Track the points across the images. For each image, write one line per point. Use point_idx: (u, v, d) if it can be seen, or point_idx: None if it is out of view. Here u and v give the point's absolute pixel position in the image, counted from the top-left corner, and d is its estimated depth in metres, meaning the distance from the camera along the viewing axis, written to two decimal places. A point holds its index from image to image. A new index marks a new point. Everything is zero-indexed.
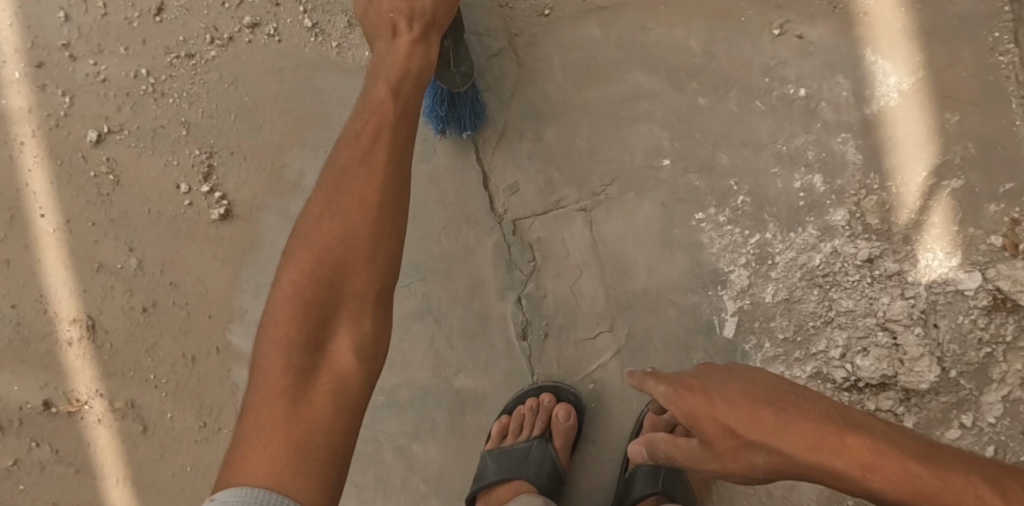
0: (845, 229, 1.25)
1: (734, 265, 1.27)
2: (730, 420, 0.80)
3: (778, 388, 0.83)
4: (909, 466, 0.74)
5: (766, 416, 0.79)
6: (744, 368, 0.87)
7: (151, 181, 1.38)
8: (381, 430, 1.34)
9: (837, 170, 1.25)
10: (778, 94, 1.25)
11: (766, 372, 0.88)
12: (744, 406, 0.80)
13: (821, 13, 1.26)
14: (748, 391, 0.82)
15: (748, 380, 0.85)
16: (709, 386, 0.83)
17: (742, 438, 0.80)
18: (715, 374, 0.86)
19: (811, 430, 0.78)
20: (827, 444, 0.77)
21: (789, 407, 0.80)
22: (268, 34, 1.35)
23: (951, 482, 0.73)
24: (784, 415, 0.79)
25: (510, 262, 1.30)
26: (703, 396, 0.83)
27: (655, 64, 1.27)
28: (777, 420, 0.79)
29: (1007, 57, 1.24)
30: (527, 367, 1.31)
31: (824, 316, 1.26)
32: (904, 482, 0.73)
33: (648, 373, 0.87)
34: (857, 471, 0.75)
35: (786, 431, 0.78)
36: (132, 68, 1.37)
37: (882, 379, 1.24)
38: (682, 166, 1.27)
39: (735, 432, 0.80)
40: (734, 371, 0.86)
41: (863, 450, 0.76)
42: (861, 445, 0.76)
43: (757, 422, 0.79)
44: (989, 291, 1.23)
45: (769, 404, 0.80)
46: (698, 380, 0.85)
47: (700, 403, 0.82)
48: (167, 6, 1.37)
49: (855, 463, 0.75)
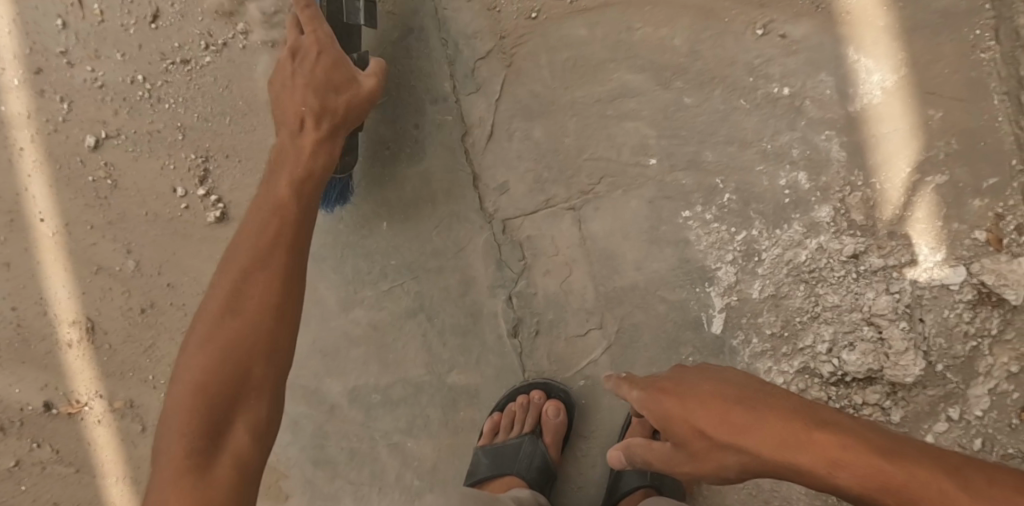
0: (830, 225, 1.27)
1: (721, 262, 1.29)
2: (702, 422, 0.88)
3: (748, 389, 0.90)
4: (874, 461, 0.80)
5: (734, 417, 0.87)
6: (717, 369, 0.95)
7: (148, 184, 1.40)
8: (376, 427, 1.37)
9: (821, 167, 1.27)
10: (763, 93, 1.26)
11: (740, 373, 0.95)
12: (713, 407, 0.88)
13: (804, 12, 1.26)
14: (718, 393, 0.90)
15: (721, 384, 0.92)
16: (680, 390, 0.92)
17: (713, 439, 0.87)
18: (689, 379, 0.94)
19: (780, 429, 0.84)
20: (795, 442, 0.83)
21: (757, 407, 0.87)
22: (263, 40, 1.37)
23: (914, 475, 0.78)
24: (752, 416, 0.86)
25: (500, 260, 1.32)
26: (676, 398, 0.91)
27: (639, 64, 1.27)
28: (745, 420, 0.86)
29: (988, 55, 1.25)
30: (518, 364, 1.33)
31: (811, 311, 1.28)
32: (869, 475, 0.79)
33: (624, 379, 0.97)
34: (825, 466, 0.81)
35: (755, 429, 0.85)
36: (128, 73, 1.39)
37: (868, 374, 1.26)
38: (669, 164, 1.28)
39: (707, 433, 0.88)
40: (708, 375, 0.94)
41: (829, 446, 0.82)
42: (829, 443, 0.82)
43: (725, 423, 0.87)
44: (974, 285, 1.26)
45: (738, 406, 0.88)
46: (673, 385, 0.93)
47: (673, 403, 0.91)
48: (162, 12, 1.38)
49: (822, 458, 0.81)
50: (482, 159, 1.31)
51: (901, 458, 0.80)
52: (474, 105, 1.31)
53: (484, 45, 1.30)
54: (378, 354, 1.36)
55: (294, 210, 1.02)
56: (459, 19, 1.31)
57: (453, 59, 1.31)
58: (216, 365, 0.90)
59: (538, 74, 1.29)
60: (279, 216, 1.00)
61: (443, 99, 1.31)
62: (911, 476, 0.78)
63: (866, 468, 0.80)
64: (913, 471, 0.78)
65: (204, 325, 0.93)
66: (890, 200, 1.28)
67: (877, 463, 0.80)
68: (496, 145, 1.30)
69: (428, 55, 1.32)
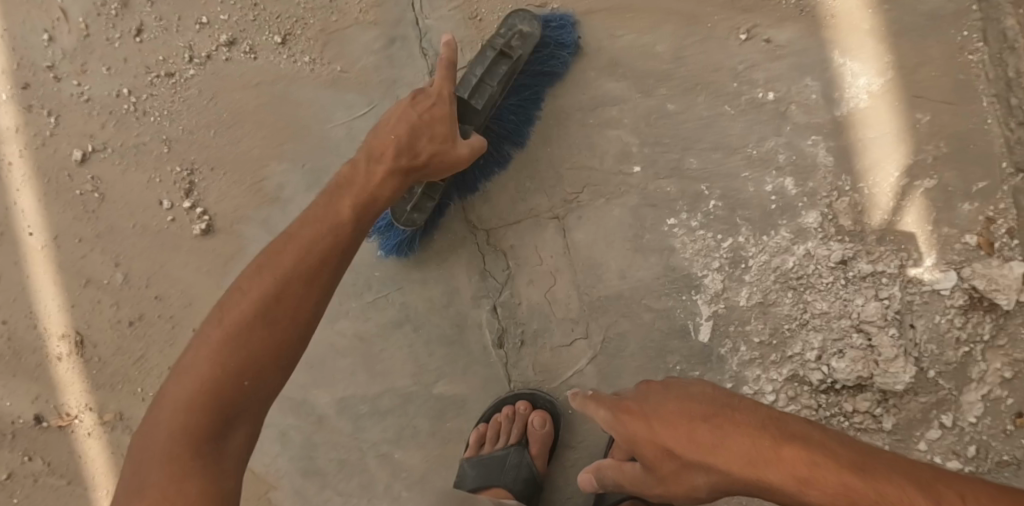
0: (817, 231, 1.26)
1: (708, 270, 1.28)
2: (668, 442, 0.88)
3: (718, 404, 0.89)
4: (842, 477, 0.77)
5: (700, 435, 0.86)
6: (681, 382, 0.94)
7: (135, 197, 1.40)
8: (365, 438, 1.36)
9: (808, 172, 1.26)
10: (748, 98, 1.25)
11: (705, 383, 0.94)
12: (678, 424, 0.87)
13: (788, 16, 1.24)
14: (685, 409, 0.89)
15: (687, 398, 0.90)
16: (647, 407, 0.91)
17: (681, 458, 0.87)
18: (658, 394, 0.92)
19: (747, 447, 0.82)
20: (762, 459, 0.81)
21: (724, 424, 0.86)
22: (245, 52, 1.36)
23: (887, 494, 0.75)
24: (719, 433, 0.85)
25: (484, 270, 1.31)
26: (643, 416, 0.90)
27: (623, 71, 1.26)
28: (710, 438, 0.85)
29: (976, 56, 1.24)
30: (504, 374, 1.32)
31: (800, 318, 1.26)
32: (838, 492, 0.77)
33: (590, 397, 0.95)
34: (792, 483, 0.79)
35: (722, 448, 0.84)
36: (114, 87, 1.39)
37: (858, 381, 1.24)
38: (653, 172, 1.27)
39: (675, 452, 0.87)
40: (673, 390, 0.92)
41: (797, 464, 0.80)
42: (797, 459, 0.80)
43: (693, 442, 0.86)
44: (965, 290, 1.24)
45: (704, 423, 0.86)
46: (638, 402, 0.92)
47: (639, 421, 0.90)
48: (147, 26, 1.38)
49: (788, 476, 0.79)
50: (465, 170, 1.31)
51: (870, 473, 0.77)
52: None
53: (465, 55, 1.30)
54: (364, 364, 1.36)
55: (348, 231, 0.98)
56: (442, 28, 1.32)
57: (434, 69, 1.31)
58: (213, 369, 0.87)
59: (520, 82, 1.29)
60: (352, 197, 1.01)
61: None
62: (881, 492, 0.75)
63: (834, 484, 0.77)
64: (881, 487, 0.76)
65: (231, 312, 0.90)
66: (879, 205, 1.26)
67: (845, 479, 0.77)
68: (480, 155, 1.30)
69: (411, 65, 1.32)
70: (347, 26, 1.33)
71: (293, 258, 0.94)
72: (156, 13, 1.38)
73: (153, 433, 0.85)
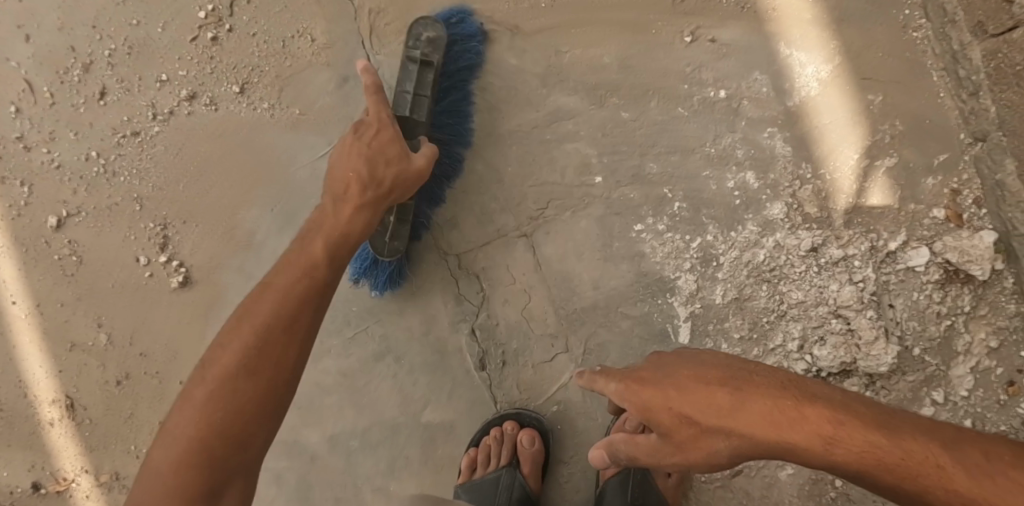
0: (784, 221, 1.26)
1: (680, 271, 1.28)
2: (683, 408, 0.83)
3: (729, 370, 0.85)
4: (871, 440, 0.78)
5: (718, 398, 0.82)
6: (690, 350, 0.89)
7: (112, 257, 1.42)
8: (359, 473, 1.36)
9: (767, 164, 1.26)
10: (700, 98, 1.27)
11: (710, 348, 0.90)
12: (692, 390, 0.83)
13: (730, 14, 1.26)
14: (701, 382, 0.84)
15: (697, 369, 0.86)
16: (662, 381, 0.85)
17: (700, 425, 0.82)
18: (672, 365, 0.87)
19: (775, 417, 0.80)
20: (788, 428, 0.80)
21: (743, 386, 0.83)
22: (206, 104, 1.38)
23: (908, 450, 0.78)
24: (738, 396, 0.82)
25: (459, 295, 1.32)
26: (664, 396, 0.84)
27: (574, 84, 1.28)
28: (729, 400, 0.82)
29: (920, 33, 1.25)
30: (489, 395, 1.32)
31: (777, 310, 1.26)
32: (869, 456, 0.78)
33: (596, 372, 0.89)
34: (819, 443, 0.79)
35: (749, 420, 0.80)
36: (83, 151, 1.41)
37: (842, 367, 1.23)
38: (615, 180, 1.28)
39: (693, 419, 0.83)
40: (682, 355, 0.88)
41: (820, 424, 0.79)
42: (829, 428, 0.79)
43: (712, 407, 0.82)
44: (940, 264, 1.24)
45: (730, 400, 0.82)
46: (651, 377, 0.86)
47: (660, 397, 0.84)
48: (109, 89, 1.41)
49: (815, 436, 0.79)
50: (430, 197, 1.32)
51: (895, 434, 0.79)
52: None
53: None
54: (352, 399, 1.36)
55: (322, 272, 0.97)
56: (392, 62, 1.33)
57: (389, 101, 1.32)
58: (209, 403, 0.88)
59: (474, 106, 1.30)
60: (332, 227, 1.01)
61: None
62: (906, 452, 0.77)
63: (869, 449, 0.78)
64: (907, 443, 0.78)
65: (219, 359, 0.91)
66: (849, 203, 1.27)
67: (871, 442, 0.78)
68: (443, 181, 1.31)
69: None
70: (302, 69, 1.36)
71: (270, 304, 0.93)
72: (116, 75, 1.40)
73: (159, 463, 0.87)
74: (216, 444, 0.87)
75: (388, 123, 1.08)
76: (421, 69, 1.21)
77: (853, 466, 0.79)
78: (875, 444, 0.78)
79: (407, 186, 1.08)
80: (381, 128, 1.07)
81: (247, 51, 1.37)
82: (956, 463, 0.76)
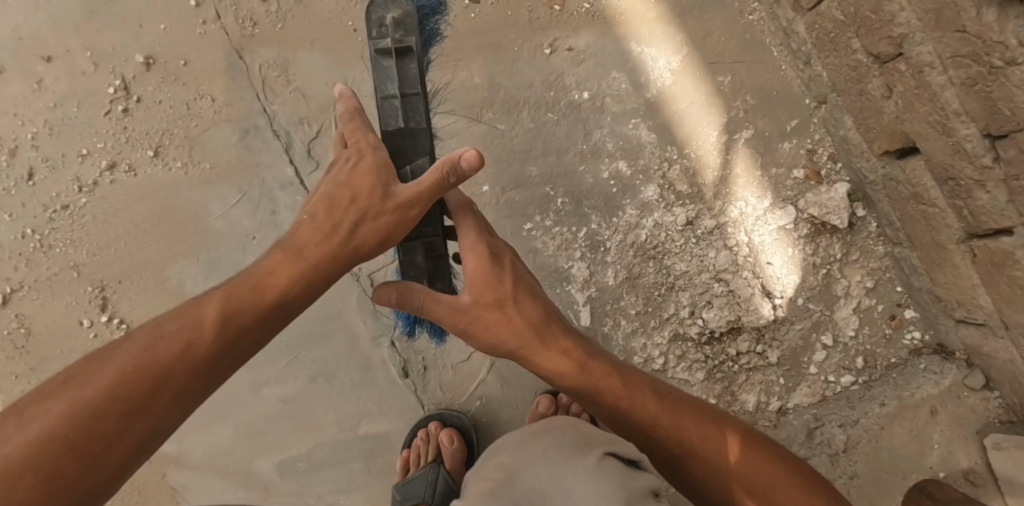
0: (659, 202, 1.37)
1: (572, 261, 1.38)
2: (504, 293, 0.92)
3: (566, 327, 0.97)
4: (677, 419, 0.95)
5: (527, 309, 0.93)
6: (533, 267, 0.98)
7: (57, 324, 1.51)
8: (309, 493, 1.42)
9: (636, 152, 1.38)
10: (566, 102, 1.39)
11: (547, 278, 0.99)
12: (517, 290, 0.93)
13: (582, 23, 1.38)
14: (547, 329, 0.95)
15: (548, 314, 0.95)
16: (512, 310, 0.92)
17: (507, 307, 0.93)
18: (524, 292, 0.94)
19: (606, 381, 0.95)
20: (613, 387, 0.95)
21: (552, 322, 0.95)
22: (126, 172, 1.49)
23: (644, 408, 0.95)
24: (546, 321, 0.95)
25: (375, 311, 1.42)
26: (511, 322, 0.93)
27: (451, 105, 1.40)
28: (536, 319, 0.94)
29: (755, 15, 1.37)
30: (416, 401, 1.42)
31: (665, 282, 1.36)
32: (669, 429, 0.94)
33: (469, 210, 0.95)
34: (583, 388, 0.95)
35: (585, 373, 0.95)
36: (18, 230, 1.50)
37: (730, 325, 1.35)
38: (500, 186, 1.39)
39: (500, 306, 0.92)
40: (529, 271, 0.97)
41: (593, 373, 0.95)
42: (643, 399, 0.96)
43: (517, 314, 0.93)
44: (807, 219, 1.35)
45: (574, 354, 0.95)
46: (497, 287, 0.92)
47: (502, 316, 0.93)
48: (37, 169, 1.49)
49: (580, 379, 0.95)
50: None
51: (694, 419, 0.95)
52: (318, 180, 1.42)
53: (312, 127, 1.42)
54: (293, 424, 1.42)
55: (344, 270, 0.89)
56: (286, 110, 1.43)
57: (289, 145, 1.43)
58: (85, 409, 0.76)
59: None
60: (326, 245, 0.87)
61: (288, 183, 1.44)
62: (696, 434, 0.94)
63: (670, 427, 0.94)
64: (643, 405, 0.95)
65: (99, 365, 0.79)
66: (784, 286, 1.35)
67: (673, 420, 0.95)
68: None
69: (268, 147, 1.44)
70: (207, 127, 1.47)
71: (180, 324, 0.81)
72: (41, 156, 1.49)
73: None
74: (80, 456, 0.76)
75: (370, 149, 0.91)
76: (395, 59, 0.95)
77: (653, 431, 0.95)
78: (672, 421, 0.95)
79: (370, 235, 0.88)
80: (364, 157, 0.91)
81: (157, 117, 1.47)
82: (736, 453, 0.93)
